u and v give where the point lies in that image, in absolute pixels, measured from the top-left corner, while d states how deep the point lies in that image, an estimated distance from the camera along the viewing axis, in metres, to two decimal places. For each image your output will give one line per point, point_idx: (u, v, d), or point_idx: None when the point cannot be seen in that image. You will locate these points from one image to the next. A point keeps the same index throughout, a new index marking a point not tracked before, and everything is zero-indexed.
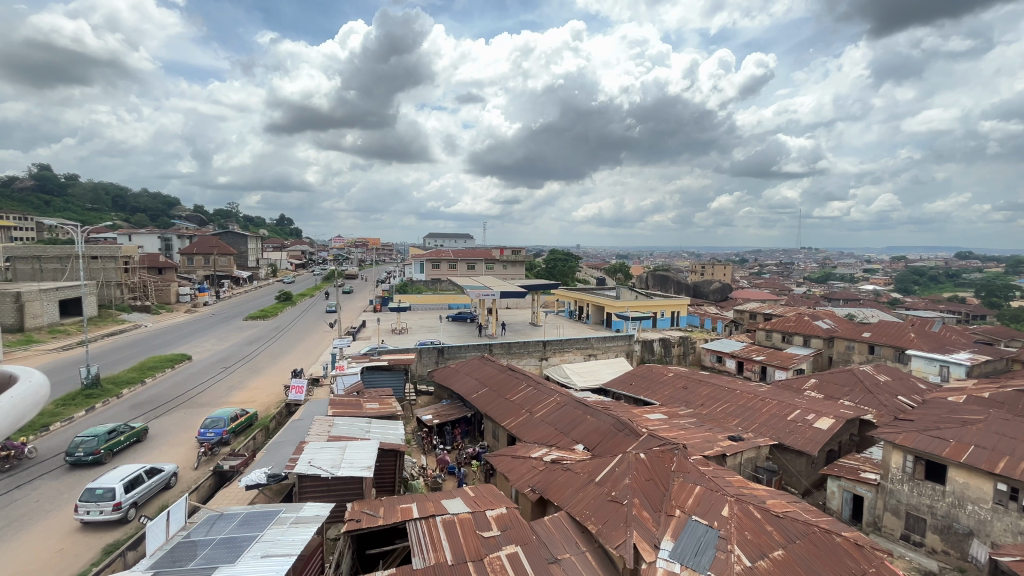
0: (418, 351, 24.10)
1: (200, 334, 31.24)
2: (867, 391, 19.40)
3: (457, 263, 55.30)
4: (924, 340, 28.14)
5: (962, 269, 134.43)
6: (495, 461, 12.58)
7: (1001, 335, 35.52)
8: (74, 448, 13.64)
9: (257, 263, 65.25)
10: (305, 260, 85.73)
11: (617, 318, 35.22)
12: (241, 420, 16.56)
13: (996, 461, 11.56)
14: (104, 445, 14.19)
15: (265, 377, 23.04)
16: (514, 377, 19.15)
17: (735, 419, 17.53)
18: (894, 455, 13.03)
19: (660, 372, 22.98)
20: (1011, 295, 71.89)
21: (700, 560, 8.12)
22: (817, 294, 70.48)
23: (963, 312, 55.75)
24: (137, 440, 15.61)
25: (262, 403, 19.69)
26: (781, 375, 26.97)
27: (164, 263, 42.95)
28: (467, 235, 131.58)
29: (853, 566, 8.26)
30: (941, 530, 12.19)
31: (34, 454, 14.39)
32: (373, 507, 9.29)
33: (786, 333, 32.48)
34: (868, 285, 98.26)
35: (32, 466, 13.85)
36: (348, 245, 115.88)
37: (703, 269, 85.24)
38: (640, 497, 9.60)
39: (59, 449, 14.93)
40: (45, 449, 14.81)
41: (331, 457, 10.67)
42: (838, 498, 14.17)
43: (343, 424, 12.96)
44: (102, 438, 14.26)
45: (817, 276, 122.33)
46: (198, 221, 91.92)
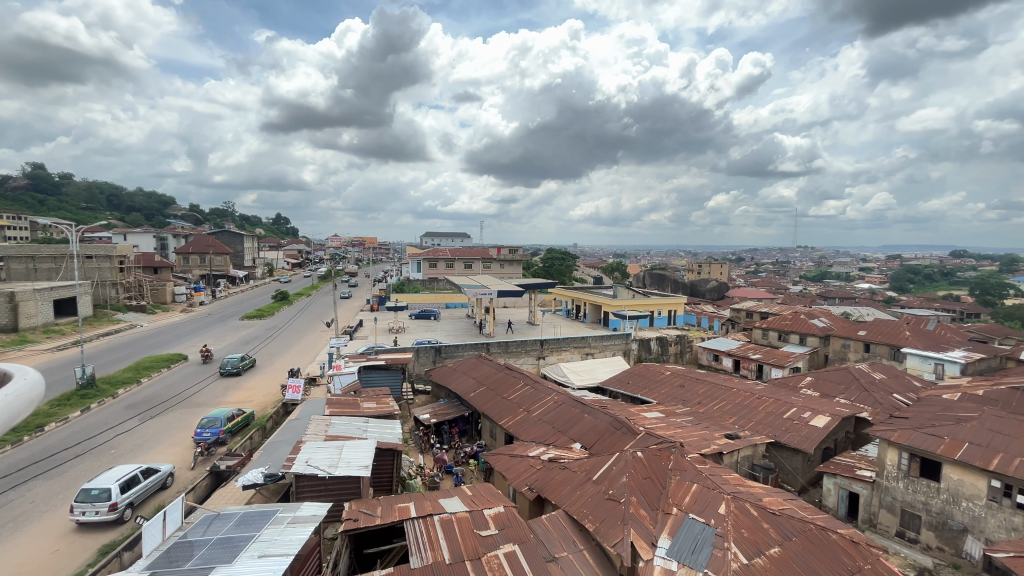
0: (416, 350, 24.09)
1: (198, 334, 31.17)
2: (863, 388, 19.52)
3: (454, 261, 55.10)
4: (919, 338, 28.35)
5: (956, 267, 135.08)
6: (493, 460, 12.57)
7: (994, 332, 35.82)
8: (225, 364, 22.97)
9: (254, 262, 64.98)
10: (302, 259, 85.53)
11: (615, 317, 35.32)
12: (239, 419, 16.53)
13: (991, 458, 11.62)
14: (240, 364, 23.37)
15: (263, 376, 23.08)
16: (512, 376, 19.15)
17: (732, 416, 17.62)
18: (889, 452, 13.10)
19: (658, 370, 23.03)
20: (1005, 293, 72.48)
21: (697, 558, 8.14)
22: (812, 293, 70.79)
23: (957, 309, 56.76)
24: (238, 375, 22.88)
25: (259, 402, 19.68)
26: (778, 374, 27.01)
27: (159, 262, 42.76)
28: (464, 233, 131.10)
29: (850, 563, 8.30)
30: (936, 526, 12.29)
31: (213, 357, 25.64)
32: (370, 507, 9.27)
33: (783, 331, 32.59)
34: (863, 283, 98.70)
35: (209, 367, 24.17)
36: (344, 245, 115.22)
37: (699, 267, 85.56)
38: (638, 495, 9.63)
39: (168, 390, 20.54)
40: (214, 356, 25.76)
41: (328, 456, 10.64)
42: (834, 496, 14.22)
43: (340, 424, 12.94)
44: (239, 359, 23.42)
45: (813, 274, 122.95)
46: (194, 221, 91.49)
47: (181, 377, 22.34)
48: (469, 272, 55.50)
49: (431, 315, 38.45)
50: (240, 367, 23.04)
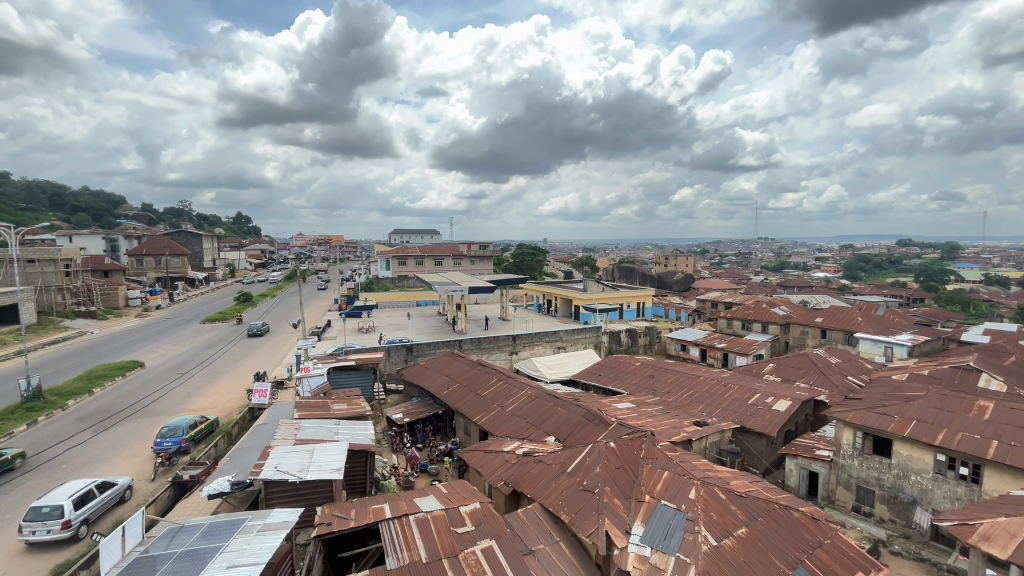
0: (387, 349, 23.70)
1: (154, 340, 29.68)
2: (820, 372, 20.51)
3: (423, 259, 54.41)
4: (871, 323, 30.03)
5: (902, 255, 142.80)
6: (467, 457, 12.55)
7: (938, 316, 38.29)
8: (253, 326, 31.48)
9: (214, 263, 62.48)
10: (266, 259, 82.79)
11: (585, 310, 35.88)
12: (202, 427, 15.89)
13: (936, 434, 12.40)
14: (264, 328, 32.03)
15: (227, 381, 22.28)
16: (485, 372, 19.13)
17: (700, 404, 18.17)
18: (845, 432, 13.80)
19: (628, 362, 23.47)
20: (946, 279, 77.48)
21: (669, 543, 8.37)
22: (771, 283, 73.59)
23: (904, 295, 60.11)
24: (200, 382, 21.95)
25: (224, 409, 18.93)
26: (742, 361, 28.13)
27: (110, 265, 40.75)
28: (434, 230, 129.61)
29: (810, 538, 8.78)
30: (889, 500, 13.06)
31: (180, 359, 25.52)
32: (344, 510, 9.11)
33: (746, 320, 33.59)
34: (820, 272, 103.36)
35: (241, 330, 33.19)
36: (308, 244, 111.74)
37: (666, 259, 87.73)
38: (611, 484, 9.83)
39: (122, 400, 19.49)
40: (173, 364, 24.73)
41: (299, 460, 10.41)
42: (796, 476, 14.91)
43: (310, 427, 12.64)
44: (262, 326, 32.06)
45: (773, 265, 127.61)
46: (147, 221, 87.24)
47: (138, 386, 21.28)
48: (440, 269, 54.91)
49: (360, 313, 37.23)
50: (265, 330, 31.67)
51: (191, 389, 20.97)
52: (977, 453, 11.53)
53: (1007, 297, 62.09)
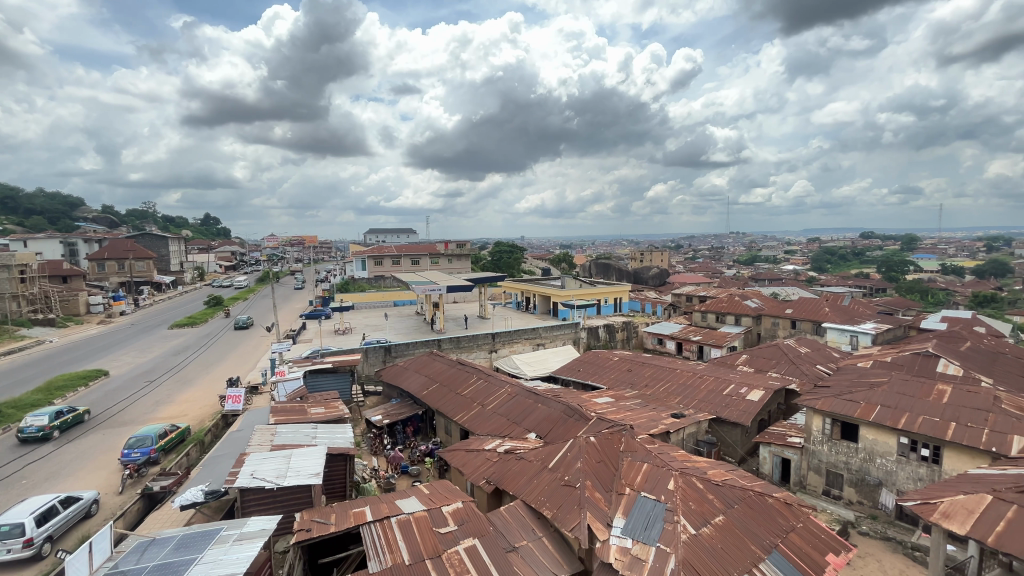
0: (364, 351, 23.38)
1: (120, 347, 28.52)
2: (791, 362, 21.18)
3: (400, 258, 53.83)
4: (837, 313, 31.19)
5: (865, 247, 148.83)
6: (449, 457, 12.50)
7: (899, 305, 40.05)
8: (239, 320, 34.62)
9: (181, 266, 60.40)
10: (237, 261, 80.50)
11: (564, 306, 36.09)
12: (173, 436, 15.38)
13: (899, 418, 12.96)
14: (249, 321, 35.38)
15: (198, 387, 21.61)
16: (465, 371, 19.05)
17: (677, 396, 18.53)
18: (815, 419, 14.29)
19: (607, 356, 23.73)
20: (906, 269, 80.85)
21: (650, 534, 8.50)
22: (743, 276, 75.33)
23: (868, 286, 62.32)
24: (169, 389, 21.31)
25: (195, 417, 18.36)
26: (717, 353, 28.82)
27: (69, 271, 38.99)
28: (410, 229, 128.25)
29: (783, 523, 9.10)
30: (856, 483, 13.59)
31: (148, 366, 24.68)
32: (324, 515, 8.96)
33: (720, 313, 34.34)
34: (789, 265, 106.66)
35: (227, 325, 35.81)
36: (280, 245, 109.07)
37: (642, 255, 89.05)
38: (592, 478, 9.93)
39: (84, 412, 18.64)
40: (140, 371, 23.89)
41: (275, 466, 10.19)
42: (769, 463, 15.40)
43: (286, 432, 12.37)
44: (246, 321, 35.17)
45: (744, 259, 130.94)
46: (108, 224, 83.62)
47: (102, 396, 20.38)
48: (417, 268, 54.39)
49: (320, 315, 36.29)
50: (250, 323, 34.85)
51: (160, 397, 20.34)
52: (937, 435, 12.11)
53: (962, 285, 65.10)
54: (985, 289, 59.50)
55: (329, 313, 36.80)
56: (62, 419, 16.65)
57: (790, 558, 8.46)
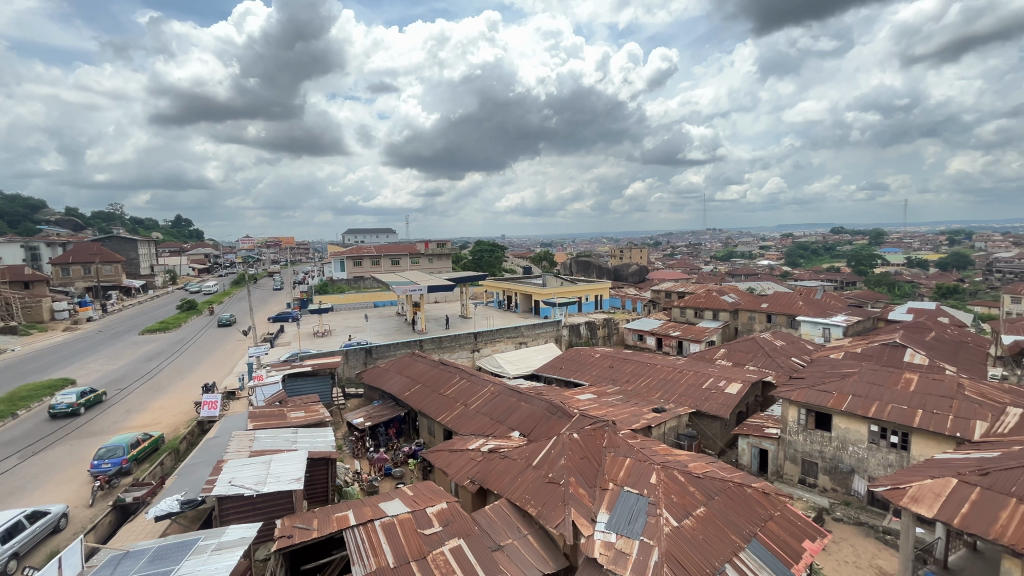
0: (344, 353, 23.05)
1: (87, 355, 27.50)
2: (767, 355, 21.71)
3: (380, 258, 53.25)
4: (810, 307, 32.11)
5: (835, 241, 153.32)
6: (432, 458, 12.44)
7: (868, 297, 41.42)
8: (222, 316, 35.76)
9: (151, 270, 58.58)
10: (210, 264, 78.44)
11: (545, 305, 36.26)
12: (145, 445, 14.90)
13: (870, 407, 13.41)
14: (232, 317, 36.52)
15: (172, 394, 20.99)
16: (448, 371, 18.95)
17: (658, 391, 18.81)
18: (791, 410, 14.68)
19: (589, 353, 23.93)
20: (875, 263, 83.60)
21: (633, 528, 8.62)
22: (720, 271, 76.92)
23: (838, 279, 64.38)
24: (141, 397, 20.60)
25: (169, 424, 17.84)
26: (695, 348, 29.38)
27: (31, 276, 37.43)
28: (389, 229, 126.92)
29: (762, 512, 9.34)
30: (830, 471, 14.02)
31: (118, 374, 23.87)
32: (306, 521, 8.82)
33: (698, 309, 34.93)
34: (764, 260, 109.08)
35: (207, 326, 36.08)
36: (256, 247, 106.72)
37: (622, 252, 90.06)
38: (576, 475, 10.01)
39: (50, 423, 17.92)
40: (110, 379, 23.06)
41: (254, 473, 9.97)
42: (748, 454, 15.75)
43: (265, 437, 12.13)
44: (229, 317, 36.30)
45: (721, 254, 133.43)
46: (72, 227, 80.51)
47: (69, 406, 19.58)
48: (397, 268, 53.91)
49: (287, 316, 36.14)
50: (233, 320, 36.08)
51: (132, 405, 19.68)
52: (905, 422, 12.58)
53: (926, 277, 67.86)
54: (947, 280, 62.06)
55: (296, 313, 36.58)
56: (88, 398, 19.17)
57: (768, 546, 8.69)
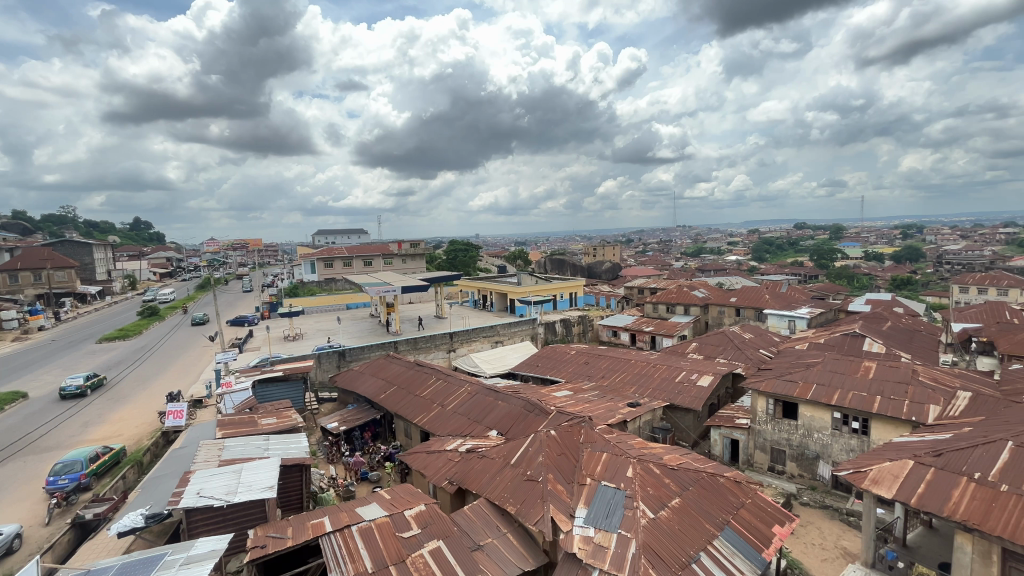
0: (317, 356, 22.57)
1: (40, 366, 26.10)
2: (737, 348, 22.36)
3: (351, 260, 52.31)
4: (776, 300, 33.25)
5: (798, 237, 159.02)
6: (409, 460, 12.31)
7: (830, 290, 43.15)
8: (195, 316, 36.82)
9: (108, 275, 55.90)
10: (172, 267, 75.44)
11: (521, 303, 36.36)
12: (106, 458, 14.24)
13: (833, 394, 13.99)
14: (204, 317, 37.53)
15: (134, 404, 20.13)
16: (424, 372, 18.78)
17: (632, 385, 19.14)
18: (760, 401, 15.16)
19: (565, 350, 24.12)
20: (835, 257, 87.17)
21: (611, 521, 8.73)
22: (689, 267, 78.86)
23: (802, 273, 66.86)
24: (100, 408, 19.70)
25: (132, 436, 17.12)
26: (668, 342, 30.03)
27: None
28: (361, 229, 124.83)
29: (734, 500, 9.63)
30: (798, 457, 14.55)
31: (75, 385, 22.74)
32: (279, 530, 8.60)
33: (670, 304, 35.63)
34: (732, 256, 112.17)
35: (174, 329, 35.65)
36: (222, 249, 103.24)
37: (595, 250, 91.16)
38: (554, 471, 10.08)
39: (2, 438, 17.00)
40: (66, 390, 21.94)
41: (224, 483, 9.66)
42: (720, 445, 16.22)
43: (235, 446, 11.77)
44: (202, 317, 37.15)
45: (690, 251, 136.66)
46: (20, 231, 76.14)
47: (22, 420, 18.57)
48: (369, 269, 53.05)
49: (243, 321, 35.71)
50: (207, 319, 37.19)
51: (91, 417, 18.81)
52: (864, 408, 13.20)
53: (882, 270, 71.35)
54: (901, 272, 65.33)
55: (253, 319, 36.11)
56: (91, 381, 21.68)
57: (741, 532, 8.96)
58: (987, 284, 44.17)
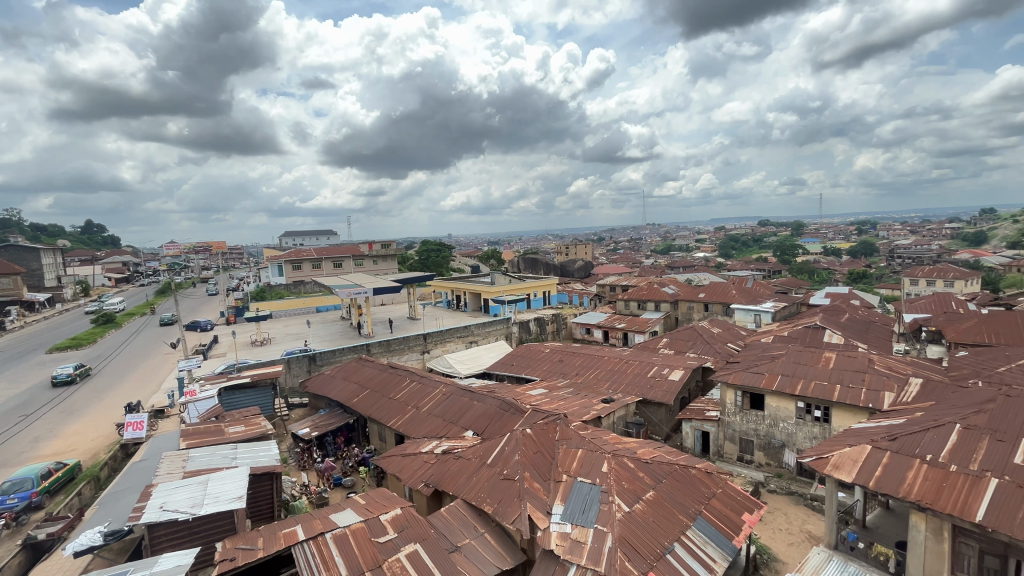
0: (286, 361, 21.98)
1: None
2: (706, 342, 22.97)
3: (321, 262, 51.16)
4: (742, 295, 34.28)
5: (762, 233, 164.22)
6: (385, 464, 12.13)
7: (792, 284, 44.73)
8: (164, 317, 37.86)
9: (58, 281, 52.89)
10: (129, 272, 71.96)
11: (495, 302, 36.32)
12: (59, 475, 13.48)
13: (796, 384, 14.55)
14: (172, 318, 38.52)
15: (89, 417, 19.09)
16: (397, 374, 18.53)
17: (606, 382, 19.41)
18: (728, 393, 15.61)
19: (539, 348, 24.24)
20: (797, 252, 90.44)
21: (588, 516, 8.83)
22: (659, 265, 80.49)
23: (766, 268, 69.11)
24: (52, 422, 18.60)
25: (87, 450, 16.24)
26: (640, 338, 30.63)
27: None
28: (330, 230, 122.02)
29: (705, 490, 9.89)
30: (765, 447, 15.06)
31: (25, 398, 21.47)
32: (250, 541, 8.34)
33: (641, 301, 36.19)
34: (699, 253, 114.82)
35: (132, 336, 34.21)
36: (182, 253, 99.06)
37: (567, 248, 91.80)
38: (530, 469, 10.13)
39: None
40: (13, 404, 20.64)
41: (189, 495, 9.30)
42: (691, 437, 16.64)
43: (201, 456, 11.35)
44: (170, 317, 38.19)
45: (660, 249, 139.27)
46: None
47: None
48: (340, 271, 51.96)
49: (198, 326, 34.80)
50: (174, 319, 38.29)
51: (41, 432, 17.73)
52: (826, 397, 13.78)
53: (839, 264, 74.68)
54: (858, 266, 68.34)
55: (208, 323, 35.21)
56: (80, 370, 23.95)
57: (712, 521, 9.22)
58: (935, 277, 46.81)
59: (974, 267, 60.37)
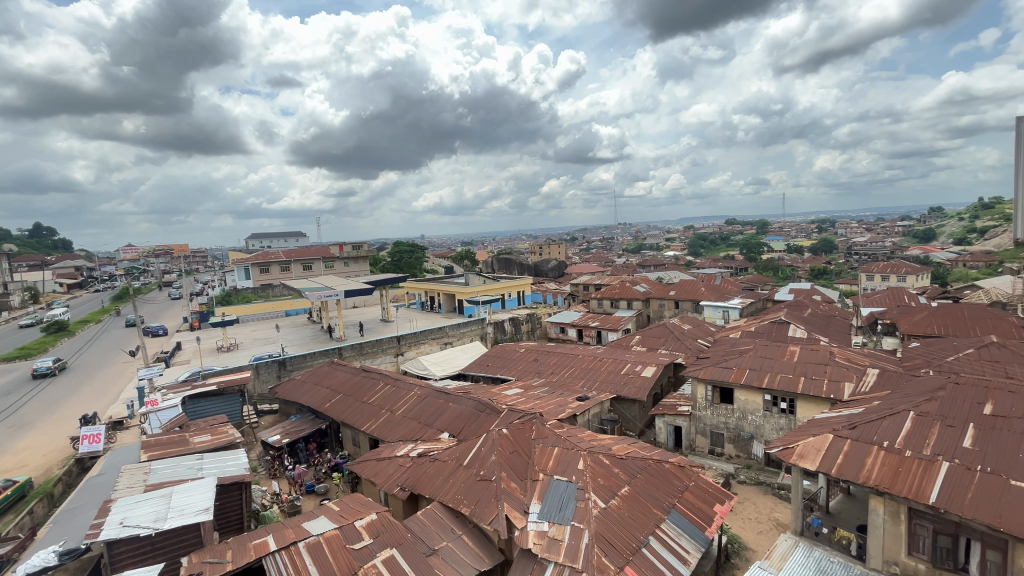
0: (254, 367, 21.33)
1: None
2: (677, 339, 23.50)
3: (289, 264, 49.83)
4: (710, 293, 35.21)
5: (729, 232, 168.99)
6: (359, 469, 11.92)
7: (758, 281, 46.18)
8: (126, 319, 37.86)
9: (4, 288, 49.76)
10: (82, 277, 68.26)
11: (469, 303, 36.20)
12: (8, 493, 12.70)
13: (763, 378, 15.06)
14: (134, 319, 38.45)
15: (39, 432, 18.01)
16: (371, 377, 18.24)
17: (581, 380, 19.60)
18: (699, 388, 16.00)
19: (514, 348, 24.28)
20: (762, 250, 93.43)
21: (564, 514, 8.90)
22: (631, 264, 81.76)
23: (733, 266, 71.20)
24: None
25: (38, 467, 15.36)
26: (613, 336, 31.13)
27: None
28: (299, 231, 118.99)
29: (679, 483, 10.12)
30: (734, 439, 15.50)
31: None
32: (218, 554, 8.05)
33: (614, 299, 36.68)
34: (669, 251, 117.01)
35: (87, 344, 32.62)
36: (140, 256, 94.61)
37: (541, 248, 92.16)
38: (507, 469, 10.13)
39: None
40: None
41: (152, 509, 8.92)
42: (664, 432, 16.98)
43: (164, 468, 10.89)
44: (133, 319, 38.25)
45: (631, 248, 141.25)
46: None
47: None
48: (309, 273, 50.75)
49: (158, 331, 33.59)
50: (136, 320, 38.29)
51: None
52: (791, 389, 14.30)
53: (802, 261, 77.54)
54: (818, 263, 71.16)
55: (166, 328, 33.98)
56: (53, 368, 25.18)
57: (686, 514, 9.43)
58: (889, 272, 49.22)
59: (923, 262, 63.79)
